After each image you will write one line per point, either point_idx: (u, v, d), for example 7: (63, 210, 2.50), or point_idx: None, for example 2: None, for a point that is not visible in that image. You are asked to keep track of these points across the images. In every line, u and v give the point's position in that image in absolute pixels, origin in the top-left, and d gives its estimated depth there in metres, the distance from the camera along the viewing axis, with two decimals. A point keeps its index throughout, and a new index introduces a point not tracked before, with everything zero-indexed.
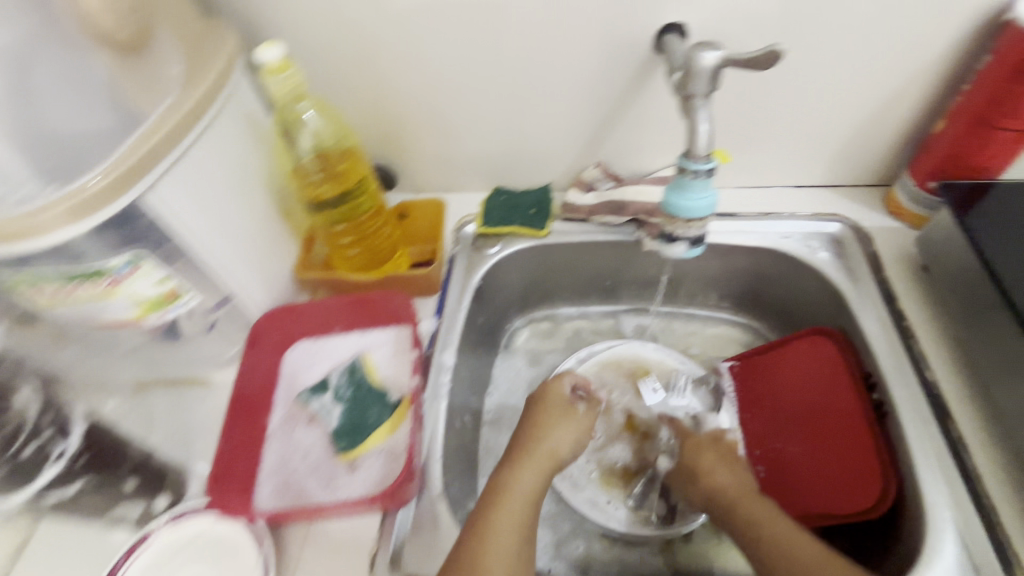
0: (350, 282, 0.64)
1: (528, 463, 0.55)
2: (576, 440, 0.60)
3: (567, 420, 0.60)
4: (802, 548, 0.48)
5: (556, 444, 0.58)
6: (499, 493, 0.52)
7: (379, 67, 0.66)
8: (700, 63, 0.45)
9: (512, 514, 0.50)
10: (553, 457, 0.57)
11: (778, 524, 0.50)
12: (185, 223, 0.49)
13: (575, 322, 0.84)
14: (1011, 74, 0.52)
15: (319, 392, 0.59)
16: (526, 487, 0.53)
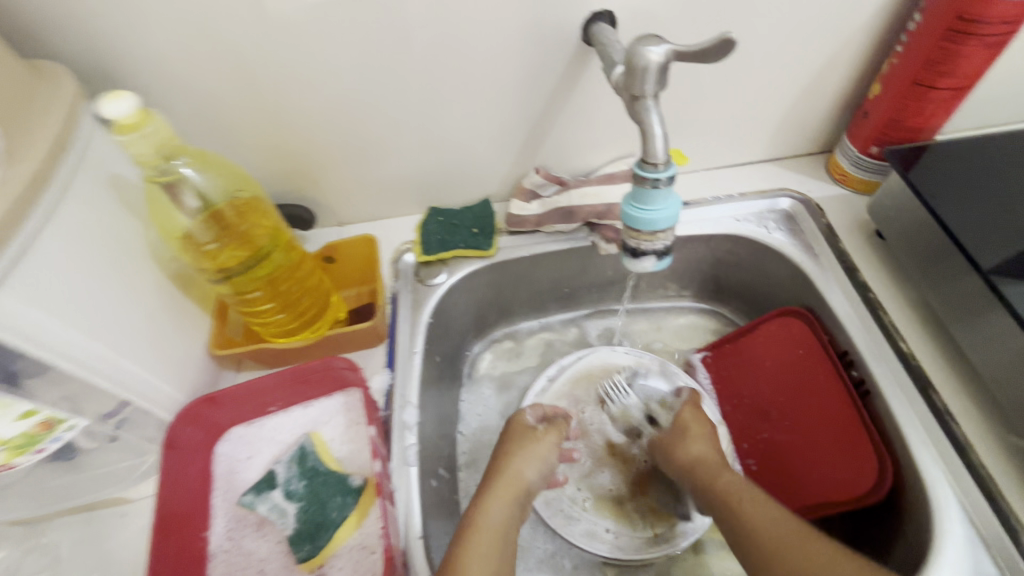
0: (279, 352, 0.55)
1: (499, 492, 0.54)
2: (540, 466, 0.57)
3: (532, 446, 0.58)
4: (761, 512, 0.50)
5: (523, 471, 0.56)
6: (470, 529, 0.50)
7: (275, 92, 0.56)
8: (647, 60, 0.39)
9: (484, 547, 0.49)
10: (522, 483, 0.55)
11: (742, 494, 0.52)
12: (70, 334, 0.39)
13: (537, 338, 0.78)
14: (943, 35, 0.50)
15: (265, 491, 0.50)
16: (497, 518, 0.52)
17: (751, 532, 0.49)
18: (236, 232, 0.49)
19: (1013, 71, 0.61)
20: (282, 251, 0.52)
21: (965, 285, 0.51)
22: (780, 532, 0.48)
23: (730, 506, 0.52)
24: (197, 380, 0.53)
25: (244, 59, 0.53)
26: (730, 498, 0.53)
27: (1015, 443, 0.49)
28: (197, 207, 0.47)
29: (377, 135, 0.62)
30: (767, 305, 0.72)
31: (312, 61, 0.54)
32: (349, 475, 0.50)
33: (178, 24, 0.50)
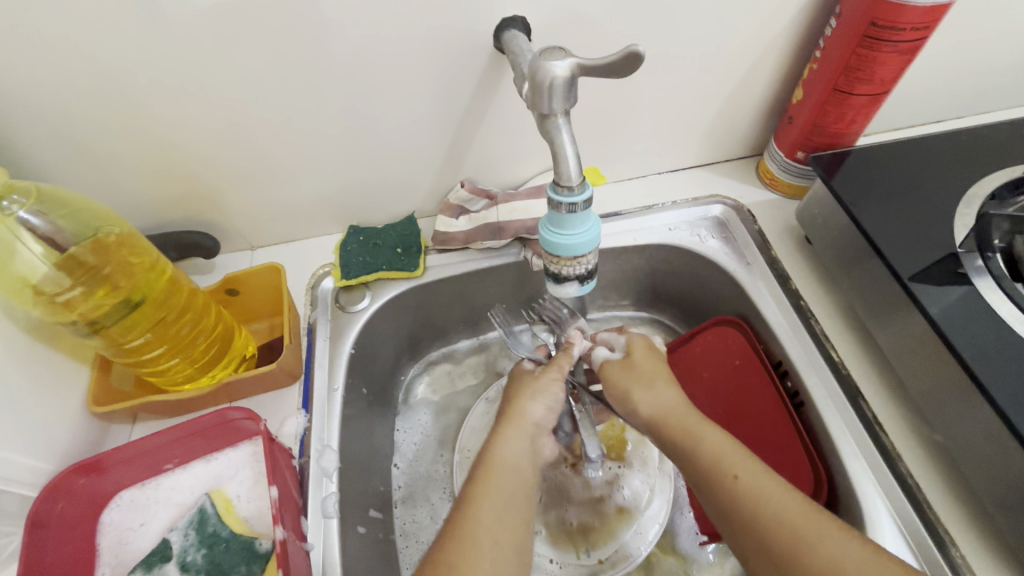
0: (172, 403, 0.49)
1: (509, 430, 0.48)
2: (549, 403, 0.51)
3: (535, 383, 0.52)
4: (757, 487, 0.41)
5: (527, 406, 0.51)
6: (482, 467, 0.45)
7: (152, 109, 0.49)
8: (552, 74, 0.36)
9: (502, 485, 0.44)
10: (530, 419, 0.50)
11: (730, 462, 0.43)
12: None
13: (474, 358, 0.74)
14: (858, 41, 0.49)
15: (157, 566, 0.44)
16: (511, 453, 0.47)
17: (745, 510, 0.41)
18: (98, 275, 0.43)
19: (925, 74, 0.62)
20: (161, 292, 0.47)
21: (890, 292, 0.51)
22: (785, 515, 0.40)
23: (717, 476, 0.43)
24: (72, 442, 0.46)
25: (106, 74, 0.46)
26: (718, 466, 0.43)
27: (940, 448, 0.49)
28: (39, 253, 0.41)
29: (279, 152, 0.56)
30: (705, 312, 0.70)
31: (191, 74, 0.48)
32: (256, 538, 0.45)
33: (17, 34, 0.42)
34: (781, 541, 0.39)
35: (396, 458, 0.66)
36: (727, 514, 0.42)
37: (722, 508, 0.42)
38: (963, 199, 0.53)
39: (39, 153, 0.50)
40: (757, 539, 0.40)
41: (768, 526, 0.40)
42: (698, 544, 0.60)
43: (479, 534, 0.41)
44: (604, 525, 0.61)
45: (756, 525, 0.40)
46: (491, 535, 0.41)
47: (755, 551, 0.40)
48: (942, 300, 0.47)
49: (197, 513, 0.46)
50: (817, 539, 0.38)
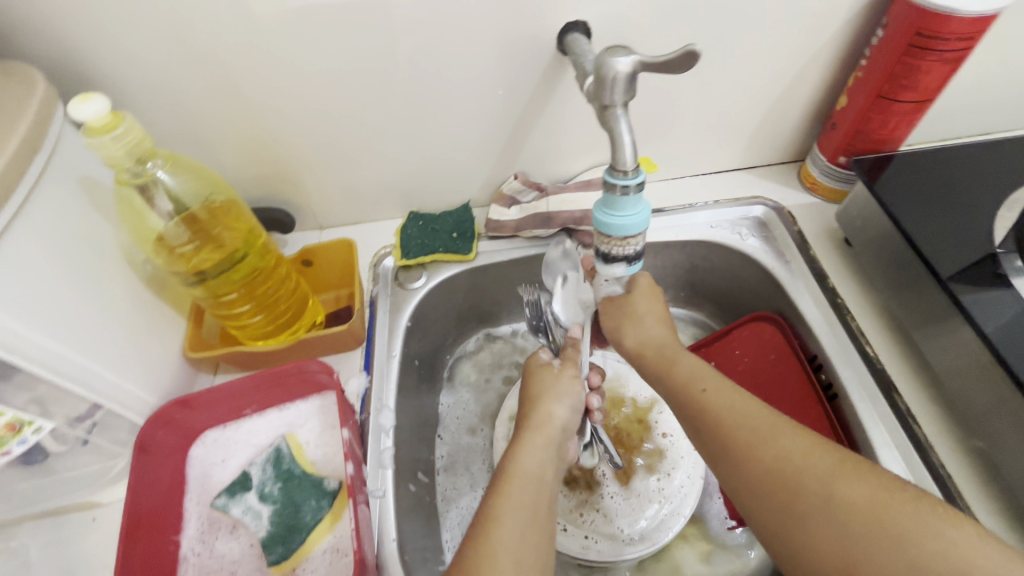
0: (255, 354, 0.55)
1: (532, 437, 0.49)
2: (573, 404, 0.54)
3: (557, 384, 0.54)
4: (721, 398, 0.43)
5: (553, 409, 0.52)
6: (502, 480, 0.45)
7: (252, 98, 0.56)
8: (615, 70, 0.40)
9: (522, 498, 0.43)
10: (556, 423, 0.51)
11: (699, 377, 0.46)
12: (34, 341, 0.39)
13: (505, 346, 0.77)
14: (904, 50, 0.52)
15: (239, 493, 0.50)
16: (533, 462, 0.47)
17: (707, 414, 0.43)
18: (208, 231, 0.50)
19: (972, 85, 0.64)
20: (255, 253, 0.53)
21: (927, 291, 0.53)
22: (747, 416, 0.42)
23: (687, 390, 0.45)
24: (171, 384, 0.53)
25: (220, 65, 0.53)
26: (687, 382, 0.46)
27: (973, 442, 0.51)
28: (169, 210, 0.49)
29: (356, 140, 0.62)
30: (742, 309, 0.73)
31: (290, 66, 0.54)
32: (324, 478, 0.51)
33: (151, 28, 0.49)
34: (737, 437, 0.41)
35: (440, 429, 0.70)
36: (693, 424, 0.44)
37: (688, 417, 0.45)
38: (1004, 204, 0.55)
39: (155, 131, 0.58)
40: (718, 437, 0.42)
41: (728, 428, 0.42)
42: (727, 528, 0.62)
43: (501, 557, 0.39)
44: (634, 505, 0.63)
45: (719, 426, 0.42)
46: (513, 556, 0.40)
47: (716, 450, 0.42)
48: (991, 312, 0.48)
49: (273, 453, 0.52)
50: (767, 434, 0.40)
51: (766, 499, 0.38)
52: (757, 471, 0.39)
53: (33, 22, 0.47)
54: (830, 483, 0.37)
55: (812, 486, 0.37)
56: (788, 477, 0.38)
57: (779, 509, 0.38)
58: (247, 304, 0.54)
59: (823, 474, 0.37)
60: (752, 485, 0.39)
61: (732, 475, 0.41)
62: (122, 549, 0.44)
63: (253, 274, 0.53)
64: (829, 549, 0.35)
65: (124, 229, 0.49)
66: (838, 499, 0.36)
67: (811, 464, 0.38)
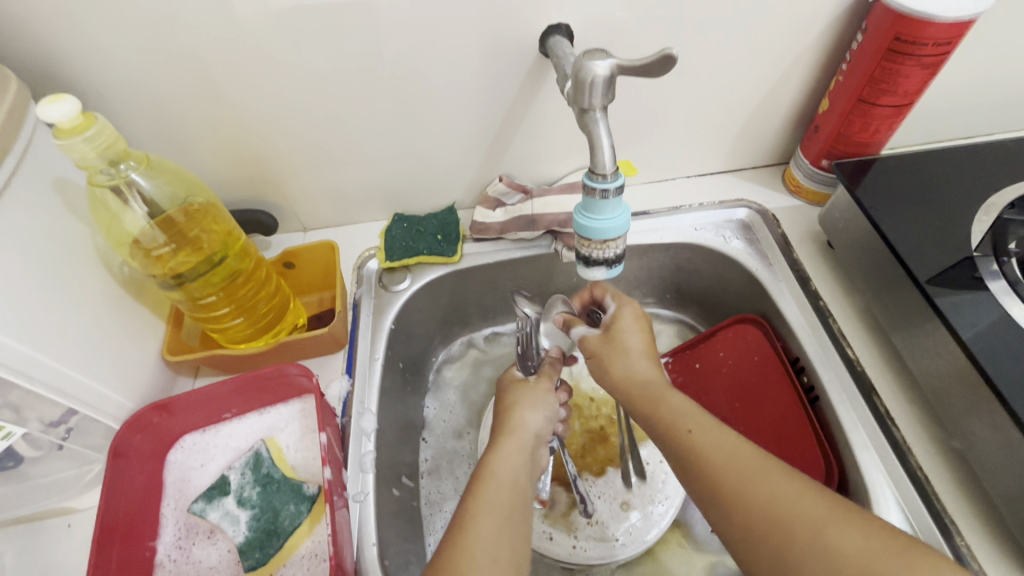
0: (235, 357, 0.55)
1: (507, 442, 0.49)
2: (547, 413, 0.53)
3: (533, 394, 0.54)
4: (708, 437, 0.42)
5: (526, 417, 0.52)
6: (476, 488, 0.44)
7: (233, 100, 0.56)
8: (593, 74, 0.40)
9: (496, 502, 0.43)
10: (530, 429, 0.50)
11: (685, 419, 0.44)
12: (5, 346, 0.39)
13: (507, 344, 0.77)
14: (883, 55, 0.52)
15: (217, 498, 0.50)
16: (509, 470, 0.46)
17: (696, 460, 0.42)
18: (185, 235, 0.50)
19: (952, 89, 0.64)
20: (234, 256, 0.53)
21: (906, 293, 0.53)
22: (734, 457, 0.41)
23: (671, 432, 0.44)
24: (148, 387, 0.52)
25: (199, 66, 0.52)
26: (673, 425, 0.44)
27: (951, 444, 0.51)
28: (146, 213, 0.48)
29: (340, 142, 0.62)
30: (727, 312, 0.73)
31: (271, 67, 0.54)
32: (304, 483, 0.51)
33: (129, 28, 0.49)
34: (725, 481, 0.40)
35: (425, 432, 0.69)
36: (682, 467, 0.43)
37: (676, 460, 0.43)
38: (982, 209, 0.56)
39: (136, 133, 0.57)
40: (707, 484, 0.41)
41: (718, 472, 0.41)
42: (709, 529, 0.62)
43: (479, 557, 0.39)
44: (618, 507, 0.63)
45: (709, 473, 0.41)
46: (489, 553, 0.40)
47: (706, 495, 0.41)
48: (967, 316, 0.48)
49: (252, 457, 0.52)
50: (760, 476, 0.40)
51: (762, 549, 0.38)
52: (751, 518, 0.38)
53: (5, 22, 0.47)
54: (825, 532, 0.36)
55: (806, 538, 0.36)
56: (780, 525, 0.37)
57: (772, 559, 0.37)
58: (227, 307, 0.54)
59: (817, 522, 0.37)
60: (746, 533, 0.39)
61: (722, 518, 0.40)
62: (96, 555, 0.43)
63: (232, 277, 0.53)
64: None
65: (99, 232, 0.48)
66: (834, 552, 0.35)
67: (805, 513, 0.37)
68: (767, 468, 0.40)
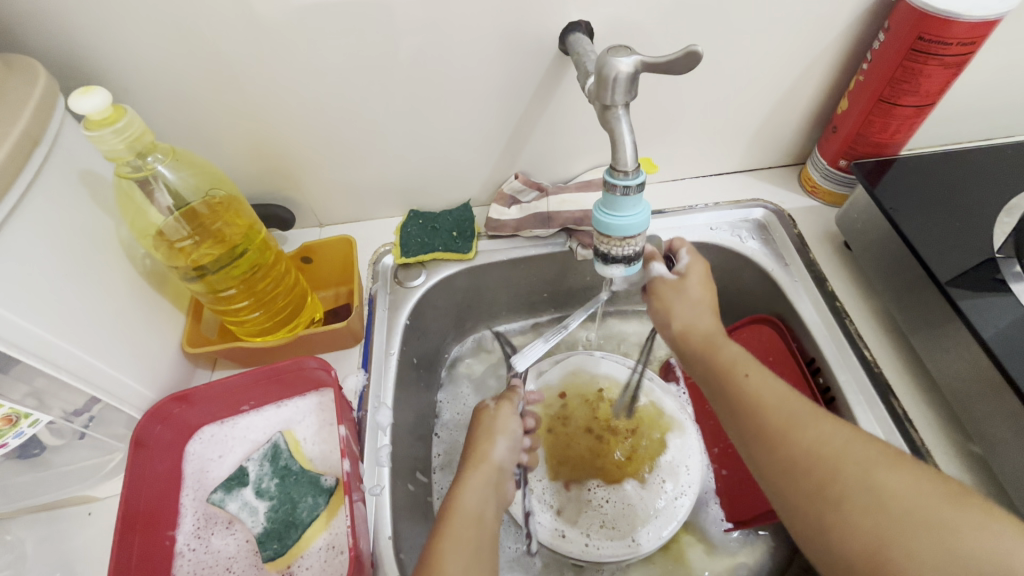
0: (253, 349, 0.55)
1: (473, 476, 0.49)
2: (510, 441, 0.53)
3: (493, 423, 0.54)
4: (764, 383, 0.45)
5: (490, 449, 0.52)
6: (446, 518, 0.45)
7: (254, 95, 0.56)
8: (617, 70, 0.40)
9: (461, 535, 0.44)
10: (493, 462, 0.51)
11: (744, 365, 0.48)
12: (32, 334, 0.39)
13: (526, 337, 0.77)
14: (906, 54, 0.52)
15: (236, 489, 0.50)
16: (475, 502, 0.47)
17: (749, 400, 0.45)
18: (208, 227, 0.50)
19: (974, 90, 0.64)
20: (255, 249, 0.53)
21: (927, 296, 0.53)
22: (786, 401, 0.43)
23: (729, 375, 0.47)
24: (169, 378, 0.53)
25: (222, 60, 0.53)
26: (731, 367, 0.48)
27: (970, 447, 0.51)
28: (170, 205, 0.49)
29: (358, 139, 0.62)
30: (741, 312, 0.73)
31: (293, 62, 0.54)
32: (321, 475, 0.51)
33: (154, 21, 0.49)
34: (775, 420, 0.42)
35: (438, 427, 0.69)
36: (733, 408, 0.45)
37: (727, 401, 0.46)
38: (1005, 210, 0.55)
39: (157, 127, 0.58)
40: (755, 422, 0.43)
41: (768, 413, 0.43)
42: (722, 531, 0.62)
43: None
44: (634, 504, 0.62)
45: (760, 414, 0.43)
46: None
47: (752, 434, 0.43)
48: (989, 317, 0.48)
49: (270, 450, 0.52)
50: (811, 418, 0.41)
51: (802, 484, 0.39)
52: (795, 453, 0.40)
53: (34, 16, 0.47)
54: (872, 467, 0.37)
55: (853, 472, 0.37)
56: (825, 461, 0.39)
57: (813, 491, 0.38)
58: (247, 301, 0.54)
59: (864, 460, 0.38)
60: (787, 467, 0.40)
61: (764, 455, 0.42)
62: (117, 543, 0.44)
63: (253, 270, 0.53)
64: (863, 532, 0.35)
65: (124, 223, 0.49)
66: (878, 485, 0.36)
67: (853, 451, 0.38)
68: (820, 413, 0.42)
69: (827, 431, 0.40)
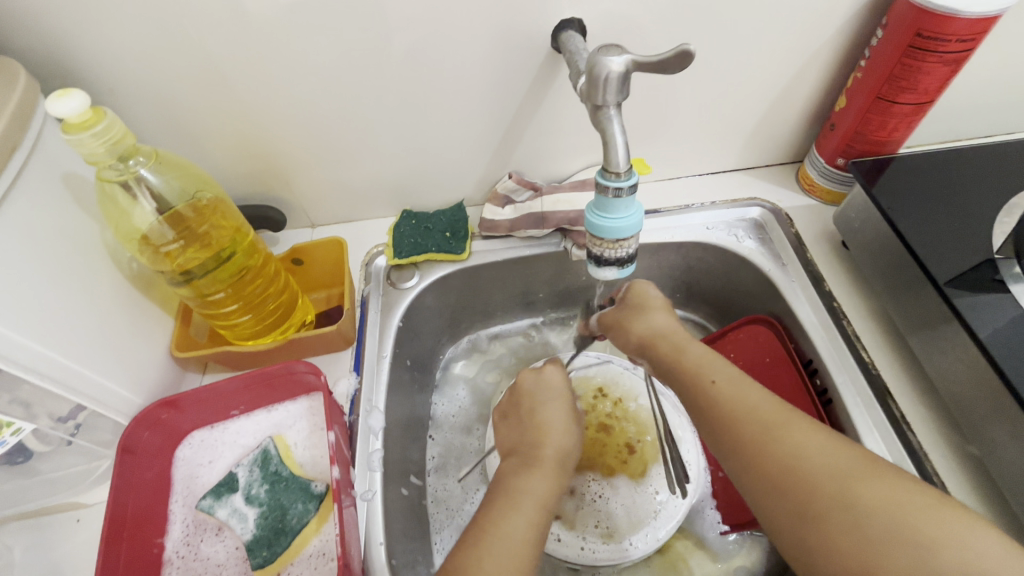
0: (243, 354, 0.55)
1: (541, 463, 0.48)
2: (575, 428, 0.53)
3: (564, 408, 0.53)
4: (734, 390, 0.44)
5: (556, 436, 0.51)
6: (505, 506, 0.44)
7: (242, 95, 0.55)
8: (608, 69, 0.39)
9: (518, 530, 0.42)
10: (563, 448, 0.50)
11: (709, 370, 0.47)
12: (12, 341, 0.38)
13: (523, 338, 0.77)
14: (904, 52, 0.51)
15: (225, 495, 0.50)
16: (539, 493, 0.46)
17: (721, 408, 0.44)
18: (195, 231, 0.50)
19: (973, 87, 0.63)
20: (243, 253, 0.52)
21: (925, 297, 0.52)
22: (760, 409, 0.42)
23: (697, 383, 0.46)
24: (157, 384, 0.52)
25: (208, 60, 0.52)
26: (698, 375, 0.47)
27: (968, 449, 0.50)
28: (154, 209, 0.48)
29: (349, 139, 0.62)
30: (738, 312, 0.72)
31: (281, 61, 0.53)
32: (312, 481, 0.50)
33: (137, 20, 0.48)
34: (751, 432, 0.41)
35: (433, 429, 0.69)
36: (708, 418, 0.44)
37: (701, 412, 0.45)
38: (1004, 209, 0.54)
39: (143, 127, 0.57)
40: (730, 433, 0.42)
41: (740, 422, 0.42)
42: (719, 534, 0.62)
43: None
44: (631, 507, 0.62)
45: (733, 424, 0.42)
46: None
47: (729, 447, 0.42)
48: (986, 317, 0.47)
49: (260, 455, 0.52)
50: (784, 427, 0.41)
51: (779, 498, 0.39)
52: (771, 465, 0.40)
53: (15, 15, 0.46)
54: (848, 477, 0.37)
55: (828, 485, 0.37)
56: (800, 474, 0.38)
57: (790, 506, 0.38)
58: (235, 304, 0.54)
59: (839, 471, 0.37)
60: (767, 482, 0.40)
61: (742, 469, 0.41)
62: (103, 551, 0.43)
63: (241, 274, 0.52)
64: (843, 547, 0.35)
65: (108, 228, 0.48)
66: (854, 498, 0.36)
67: (828, 461, 0.38)
68: (793, 423, 0.41)
69: (804, 444, 0.39)
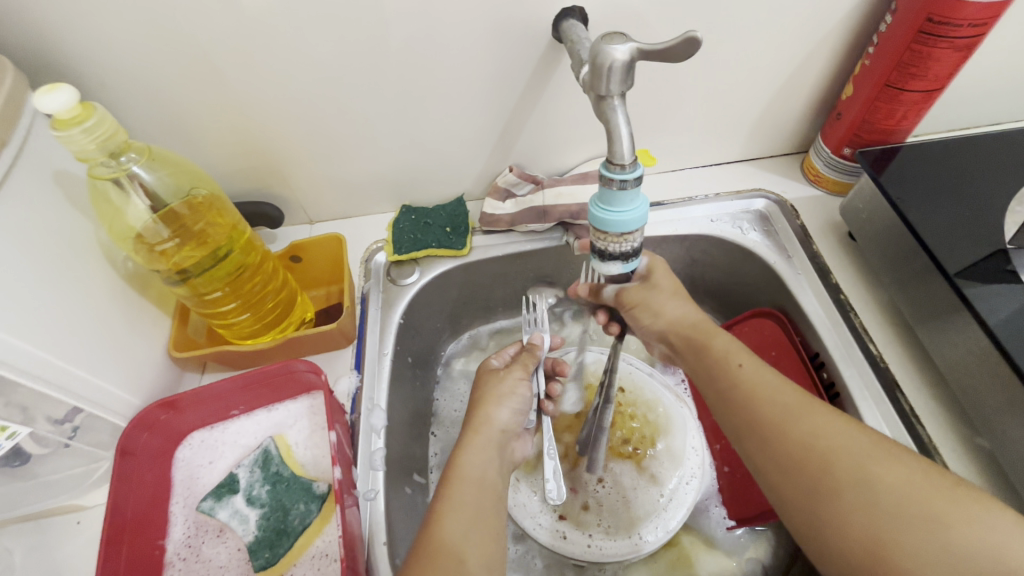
0: (243, 353, 0.54)
1: (475, 440, 0.50)
2: (515, 407, 0.55)
3: (500, 387, 0.55)
4: (756, 373, 0.44)
5: (493, 412, 0.53)
6: (448, 481, 0.46)
7: (237, 89, 0.54)
8: (612, 58, 0.38)
9: (466, 497, 0.44)
10: (496, 425, 0.52)
11: (736, 354, 0.46)
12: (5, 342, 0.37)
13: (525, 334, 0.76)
14: (914, 38, 0.50)
15: (226, 497, 0.49)
16: (477, 465, 0.47)
17: (741, 390, 0.43)
18: (191, 228, 0.49)
19: (982, 74, 0.62)
20: (240, 250, 0.51)
21: (935, 288, 0.51)
22: (779, 393, 0.42)
23: (722, 365, 0.46)
24: (155, 384, 0.51)
25: (201, 53, 0.51)
26: (723, 358, 0.46)
27: (977, 441, 0.50)
28: (148, 206, 0.47)
29: (347, 134, 0.60)
30: (743, 305, 0.71)
31: (275, 54, 0.52)
32: (313, 481, 0.50)
33: (127, 13, 0.47)
34: (768, 413, 0.41)
35: (436, 426, 0.68)
36: (727, 398, 0.44)
37: (721, 392, 0.45)
38: (1015, 199, 0.53)
39: (137, 122, 0.55)
40: (749, 412, 0.42)
41: (759, 404, 0.42)
42: (726, 530, 0.61)
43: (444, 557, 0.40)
44: (637, 502, 0.61)
45: (752, 404, 0.42)
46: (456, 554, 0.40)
47: (747, 426, 0.42)
48: (996, 307, 0.47)
49: (261, 455, 0.51)
50: (805, 409, 0.40)
51: (796, 477, 0.38)
52: (790, 445, 0.39)
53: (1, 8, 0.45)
54: (866, 459, 0.37)
55: (847, 467, 0.37)
56: (819, 453, 0.38)
57: (807, 486, 0.38)
58: (234, 303, 0.53)
59: (859, 455, 0.37)
60: (783, 460, 0.39)
61: (760, 449, 0.41)
62: (104, 553, 0.43)
63: (239, 272, 0.51)
64: (860, 529, 0.35)
65: (101, 227, 0.47)
66: (874, 480, 0.36)
67: (848, 444, 0.38)
68: (812, 408, 0.41)
69: (820, 426, 0.39)
